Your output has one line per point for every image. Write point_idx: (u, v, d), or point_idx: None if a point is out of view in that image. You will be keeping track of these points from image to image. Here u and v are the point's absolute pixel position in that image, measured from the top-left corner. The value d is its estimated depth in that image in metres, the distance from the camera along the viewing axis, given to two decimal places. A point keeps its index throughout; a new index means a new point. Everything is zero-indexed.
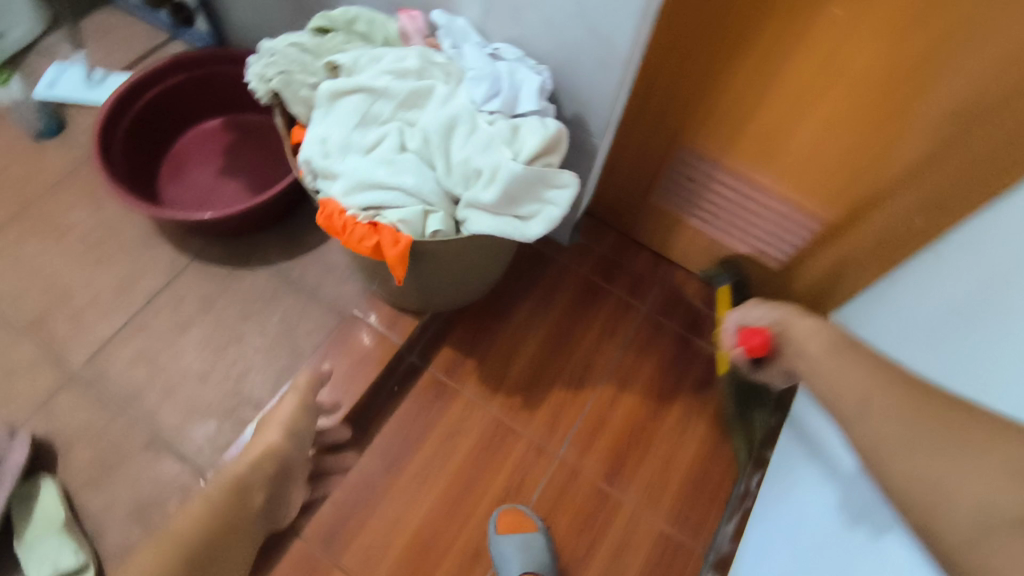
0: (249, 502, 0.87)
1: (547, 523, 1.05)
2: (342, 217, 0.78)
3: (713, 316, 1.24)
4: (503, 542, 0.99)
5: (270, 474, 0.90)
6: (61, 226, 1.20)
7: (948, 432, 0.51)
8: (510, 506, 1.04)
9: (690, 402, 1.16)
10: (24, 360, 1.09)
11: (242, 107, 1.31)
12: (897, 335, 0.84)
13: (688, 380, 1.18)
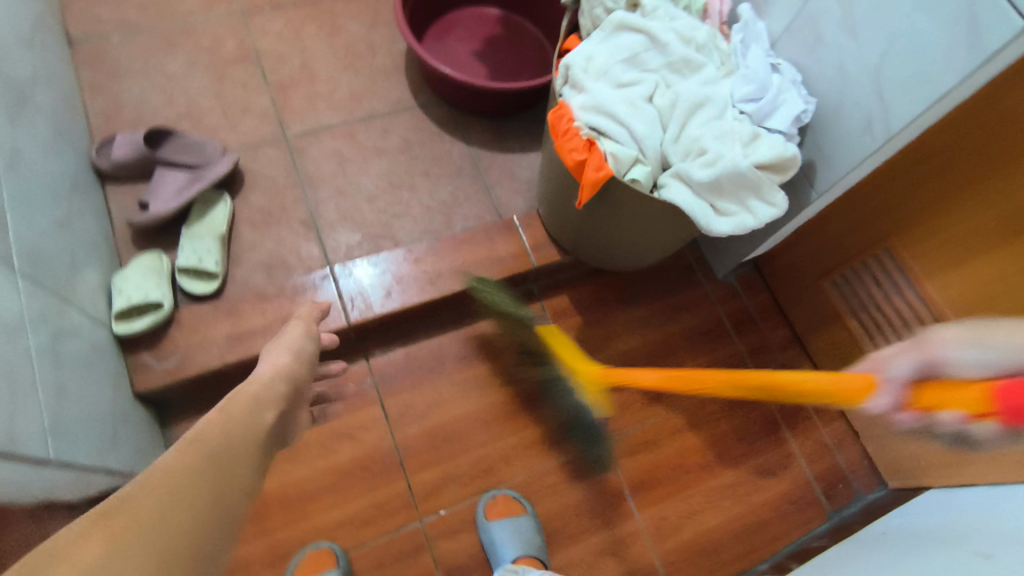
0: (262, 419, 0.66)
1: (558, 488, 1.08)
2: (568, 124, 0.84)
3: (812, 420, 1.19)
4: (494, 527, 1.00)
5: (284, 394, 0.73)
6: (340, 25, 1.37)
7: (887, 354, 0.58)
8: (500, 492, 1.05)
9: (743, 477, 1.14)
10: (257, 105, 1.26)
11: (520, 11, 1.42)
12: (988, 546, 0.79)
13: (753, 458, 1.15)
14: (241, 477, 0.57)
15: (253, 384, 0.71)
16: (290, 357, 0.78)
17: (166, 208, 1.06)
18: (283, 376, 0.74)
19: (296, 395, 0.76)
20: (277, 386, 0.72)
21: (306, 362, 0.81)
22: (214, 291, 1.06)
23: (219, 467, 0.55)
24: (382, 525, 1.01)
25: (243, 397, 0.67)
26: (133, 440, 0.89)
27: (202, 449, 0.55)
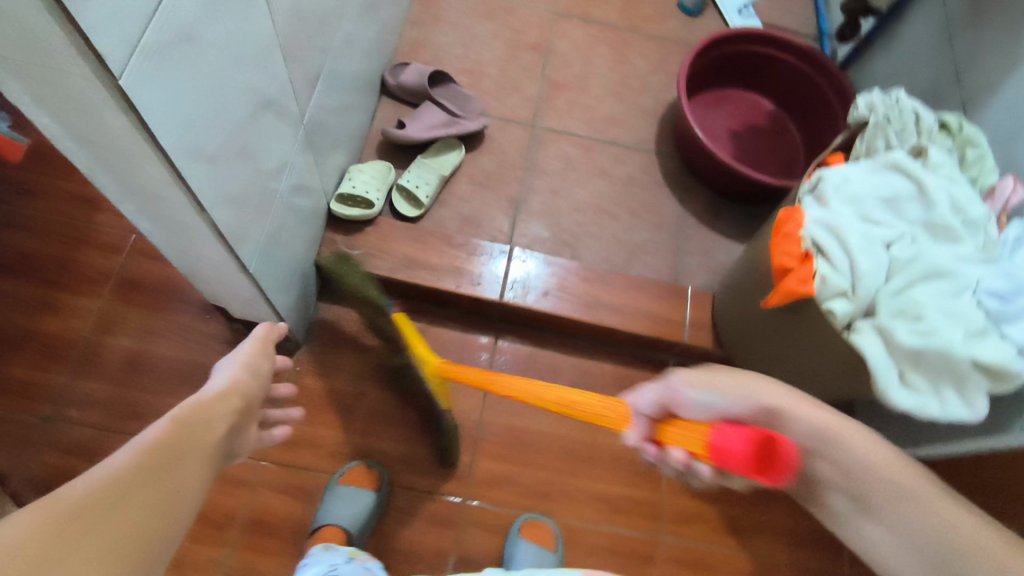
0: (211, 434, 0.60)
1: (593, 551, 1.05)
2: (793, 229, 0.84)
3: None
4: (520, 546, 1.00)
5: (237, 411, 0.65)
6: (627, 58, 1.46)
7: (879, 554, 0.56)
8: (543, 519, 1.05)
9: None
10: (525, 90, 1.38)
11: (794, 115, 1.41)
12: None
13: None
14: (179, 496, 0.52)
15: (202, 397, 0.63)
16: (247, 372, 0.71)
17: (416, 133, 1.21)
18: (238, 391, 0.67)
19: (248, 411, 0.69)
20: (232, 398, 0.66)
21: (261, 379, 0.72)
22: (414, 216, 1.19)
23: (155, 485, 0.51)
24: (433, 482, 1.06)
25: (195, 407, 0.61)
26: (296, 294, 1.02)
27: (140, 467, 0.51)
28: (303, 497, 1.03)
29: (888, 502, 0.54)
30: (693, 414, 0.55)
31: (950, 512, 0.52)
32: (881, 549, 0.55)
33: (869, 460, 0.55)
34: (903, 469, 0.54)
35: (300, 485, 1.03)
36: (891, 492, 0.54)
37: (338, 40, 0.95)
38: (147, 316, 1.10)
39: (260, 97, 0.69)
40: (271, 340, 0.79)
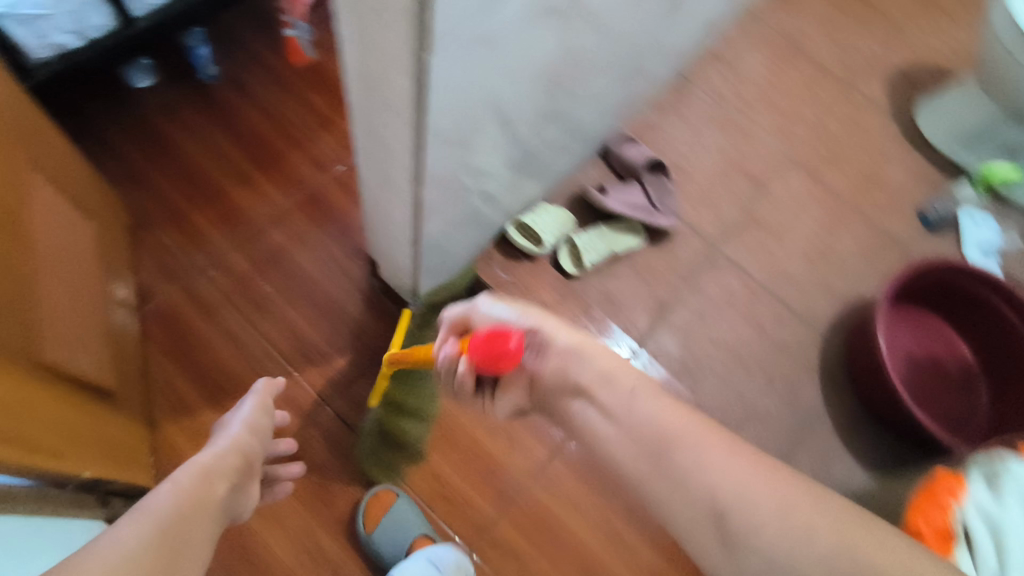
0: (212, 490, 0.66)
1: None
2: (948, 501, 0.73)
3: None
4: None
5: (235, 469, 0.72)
6: (840, 232, 1.38)
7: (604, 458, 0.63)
8: None
9: None
10: (726, 213, 1.36)
11: (993, 380, 1.25)
12: None
13: None
14: (193, 549, 0.58)
15: (202, 459, 0.70)
16: (245, 434, 0.79)
17: (610, 202, 1.22)
18: (236, 450, 0.75)
19: (248, 468, 0.76)
20: (229, 457, 0.73)
21: (257, 441, 0.80)
22: (572, 273, 1.20)
23: (173, 536, 0.56)
24: (450, 513, 1.04)
25: (200, 468, 0.68)
26: (438, 282, 1.05)
27: (164, 521, 0.57)
28: (340, 458, 1.05)
29: (613, 413, 0.63)
30: (483, 322, 0.73)
31: (650, 402, 0.62)
32: (611, 451, 0.62)
33: (581, 380, 0.67)
34: (638, 378, 0.65)
35: (343, 444, 1.06)
36: (615, 407, 0.64)
37: (593, 93, 0.99)
38: (311, 231, 1.18)
39: (509, 109, 0.73)
40: (267, 407, 0.87)
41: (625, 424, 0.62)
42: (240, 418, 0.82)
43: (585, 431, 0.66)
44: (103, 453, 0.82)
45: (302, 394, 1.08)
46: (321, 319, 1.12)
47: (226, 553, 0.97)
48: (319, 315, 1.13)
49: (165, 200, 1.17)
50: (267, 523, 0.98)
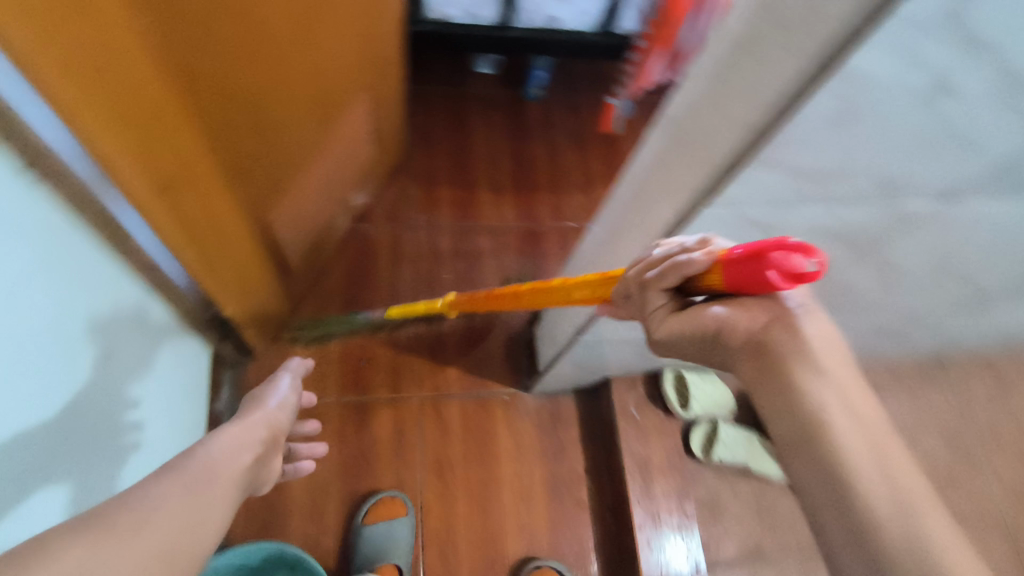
0: (241, 460, 0.54)
1: None
2: None
3: None
4: None
5: (261, 440, 0.61)
6: None
7: (815, 453, 0.40)
8: None
9: None
10: None
11: None
12: None
13: None
14: (216, 513, 0.46)
15: (230, 427, 0.59)
16: (276, 407, 0.69)
17: None
18: (267, 424, 0.65)
19: (273, 444, 0.65)
20: (257, 428, 0.62)
21: (283, 419, 0.69)
22: (693, 452, 1.06)
23: (199, 497, 0.45)
24: (434, 575, 0.99)
25: (226, 435, 0.57)
26: (575, 375, 1.03)
27: (189, 482, 0.46)
28: (392, 445, 1.05)
29: (860, 419, 0.41)
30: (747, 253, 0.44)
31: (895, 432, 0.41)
32: (836, 451, 0.40)
33: (824, 362, 0.41)
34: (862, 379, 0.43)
35: (403, 436, 1.05)
36: (863, 419, 0.41)
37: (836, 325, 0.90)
38: (510, 260, 1.24)
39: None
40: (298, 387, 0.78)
41: (877, 446, 0.40)
42: (267, 387, 0.73)
43: (790, 435, 0.42)
44: (249, 311, 0.92)
45: (406, 371, 1.09)
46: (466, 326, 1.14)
47: None
48: (468, 321, 1.15)
49: (432, 161, 1.30)
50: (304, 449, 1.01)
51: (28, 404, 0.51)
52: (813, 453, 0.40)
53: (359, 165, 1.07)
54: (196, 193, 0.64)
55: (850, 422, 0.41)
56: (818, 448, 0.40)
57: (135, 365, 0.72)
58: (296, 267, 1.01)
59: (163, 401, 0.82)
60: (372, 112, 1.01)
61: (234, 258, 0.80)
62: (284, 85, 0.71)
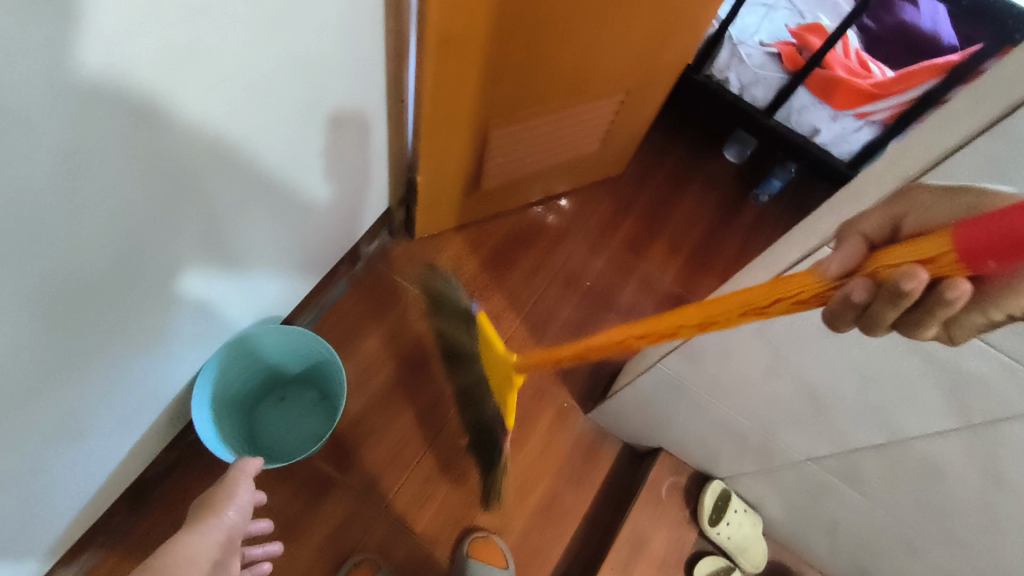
0: None
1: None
2: None
3: None
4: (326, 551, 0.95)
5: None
6: None
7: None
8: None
9: None
10: None
11: None
12: None
13: None
14: None
15: (173, 546, 0.63)
16: (234, 514, 0.69)
17: None
18: (222, 545, 0.67)
19: (233, 549, 0.70)
20: (209, 551, 0.64)
21: (236, 533, 0.70)
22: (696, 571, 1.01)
23: None
24: (410, 488, 1.02)
25: (168, 552, 0.62)
26: (635, 420, 1.01)
27: None
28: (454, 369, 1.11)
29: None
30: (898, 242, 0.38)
31: None
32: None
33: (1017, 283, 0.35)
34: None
35: None
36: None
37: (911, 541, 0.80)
38: (651, 301, 1.23)
39: (823, 395, 0.65)
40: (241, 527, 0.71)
41: None
42: (212, 531, 0.66)
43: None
44: (437, 197, 1.05)
45: (505, 324, 1.16)
46: (575, 326, 1.18)
47: (362, 294, 1.12)
48: (579, 324, 1.18)
49: (641, 187, 1.34)
50: (392, 321, 1.11)
51: (289, 119, 0.67)
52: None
53: (585, 147, 1.15)
54: (459, 62, 0.76)
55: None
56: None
57: (344, 171, 0.85)
58: (490, 193, 1.12)
59: (343, 216, 0.95)
60: (620, 109, 1.08)
61: (452, 146, 0.93)
62: (573, 24, 0.81)
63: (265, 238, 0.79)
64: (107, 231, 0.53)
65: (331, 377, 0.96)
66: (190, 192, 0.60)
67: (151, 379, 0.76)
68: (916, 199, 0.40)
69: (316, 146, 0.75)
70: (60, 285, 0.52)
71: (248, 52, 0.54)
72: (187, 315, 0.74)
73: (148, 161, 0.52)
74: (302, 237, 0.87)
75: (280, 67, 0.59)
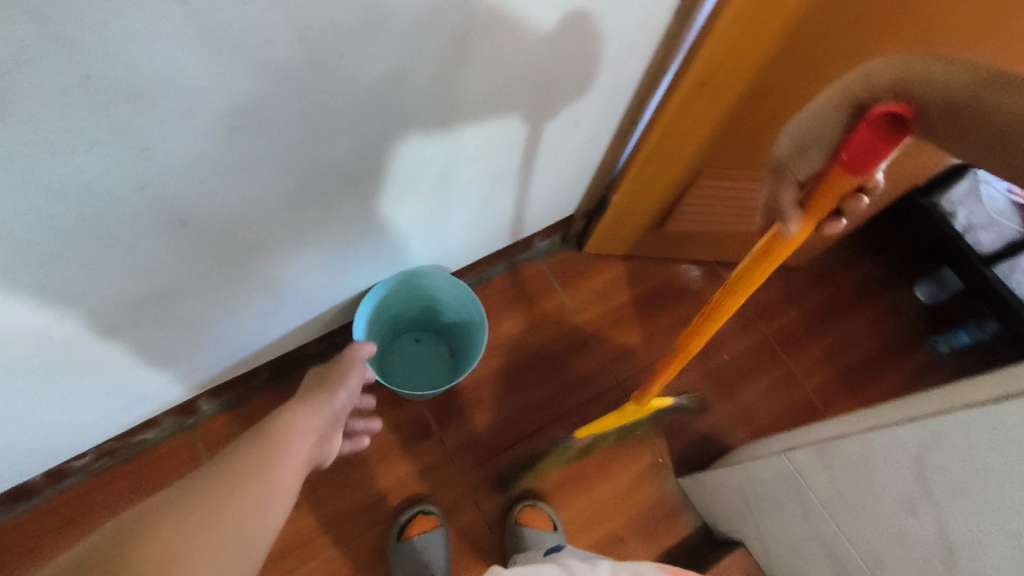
0: (284, 463, 0.52)
1: (335, 534, 0.98)
2: None
3: None
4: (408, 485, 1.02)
5: (316, 429, 0.60)
6: None
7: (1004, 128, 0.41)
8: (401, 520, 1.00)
9: None
10: None
11: None
12: None
13: None
14: (245, 503, 0.46)
15: (285, 409, 0.59)
16: (342, 392, 0.66)
17: None
18: (330, 415, 0.64)
19: (335, 428, 0.66)
20: (318, 420, 0.61)
21: (340, 411, 0.67)
22: None
23: (239, 489, 0.47)
24: (497, 464, 1.06)
25: (283, 412, 0.58)
26: (731, 504, 0.98)
27: (193, 512, 0.43)
28: (574, 377, 1.14)
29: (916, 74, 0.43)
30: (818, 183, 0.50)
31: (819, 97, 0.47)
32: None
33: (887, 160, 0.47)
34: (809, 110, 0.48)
35: (586, 383, 1.13)
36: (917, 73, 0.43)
37: None
38: (787, 395, 1.19)
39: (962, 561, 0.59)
40: (343, 411, 0.68)
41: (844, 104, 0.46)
42: (324, 400, 0.64)
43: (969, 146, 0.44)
44: (622, 223, 1.10)
45: (636, 357, 1.17)
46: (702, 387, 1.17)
47: (519, 277, 1.19)
48: (706, 386, 1.18)
49: (817, 288, 1.29)
50: (536, 311, 1.17)
51: (548, 104, 0.76)
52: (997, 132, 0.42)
53: None
54: (704, 103, 0.80)
55: (893, 75, 0.43)
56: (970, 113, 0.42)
57: (558, 165, 0.92)
58: (669, 237, 1.15)
59: (537, 205, 1.02)
60: None
61: (657, 182, 0.98)
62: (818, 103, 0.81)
63: (480, 198, 0.89)
64: (385, 129, 0.63)
65: (468, 342, 1.02)
66: (449, 130, 0.69)
67: (340, 273, 0.86)
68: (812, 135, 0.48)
69: (550, 134, 0.83)
70: (331, 157, 0.63)
71: (547, 28, 0.62)
72: (395, 232, 0.85)
73: (438, 90, 0.62)
74: (504, 208, 0.96)
75: (562, 51, 0.67)
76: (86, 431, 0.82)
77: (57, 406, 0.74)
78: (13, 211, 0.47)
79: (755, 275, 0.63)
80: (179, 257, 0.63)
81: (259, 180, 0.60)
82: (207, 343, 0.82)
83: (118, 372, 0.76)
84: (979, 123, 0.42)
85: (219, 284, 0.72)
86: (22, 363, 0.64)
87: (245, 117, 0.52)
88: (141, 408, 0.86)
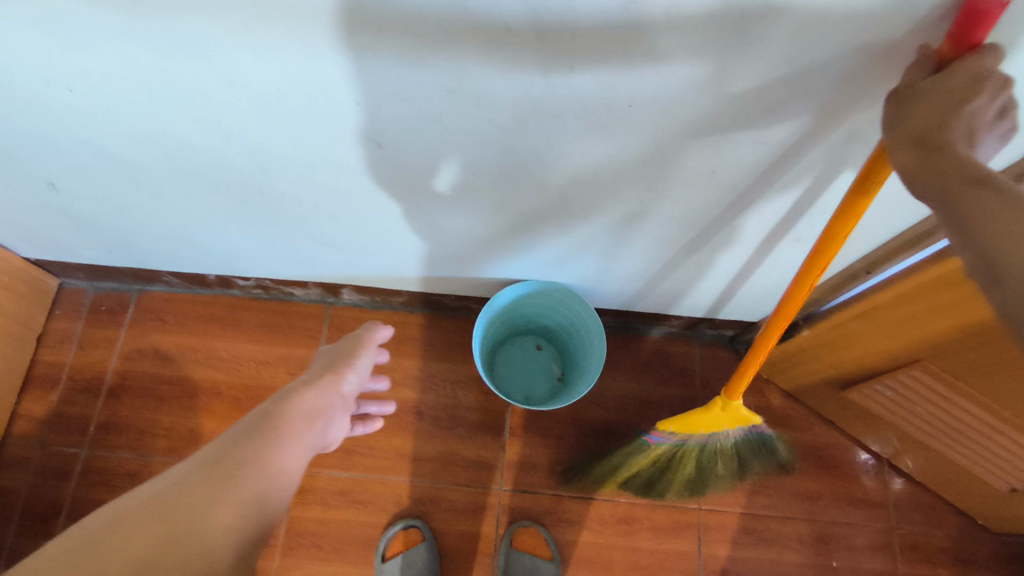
0: (271, 464, 0.60)
1: (374, 461, 1.01)
2: None
3: (58, 389, 1.00)
4: (455, 463, 1.01)
5: (317, 418, 0.68)
6: None
7: (979, 214, 0.38)
8: (430, 487, 1.00)
9: (179, 381, 1.01)
10: None
11: None
12: (70, 193, 0.75)
13: (151, 391, 1.00)
14: (217, 514, 0.54)
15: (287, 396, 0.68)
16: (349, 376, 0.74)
17: None
18: (335, 395, 0.72)
19: (344, 407, 0.75)
20: (318, 406, 0.69)
21: (352, 388, 0.76)
22: None
23: (215, 498, 0.55)
24: (542, 500, 1.01)
25: (284, 402, 0.67)
26: None
27: (164, 525, 0.52)
28: None
29: (950, 149, 0.40)
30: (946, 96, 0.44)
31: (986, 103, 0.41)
32: (1007, 247, 0.37)
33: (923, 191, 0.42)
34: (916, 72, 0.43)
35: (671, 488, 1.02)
36: (953, 154, 0.40)
37: None
38: None
39: None
40: (355, 391, 0.77)
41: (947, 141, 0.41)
42: (326, 387, 0.71)
43: (942, 217, 0.40)
44: (806, 362, 0.96)
45: (738, 498, 1.02)
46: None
47: (670, 349, 1.09)
48: None
49: (1002, 571, 1.00)
50: (666, 389, 1.07)
51: (788, 205, 0.66)
52: (961, 227, 0.39)
53: (990, 478, 0.88)
54: (960, 291, 0.64)
55: (927, 161, 0.41)
56: (966, 203, 0.39)
57: (761, 266, 0.82)
58: (853, 407, 0.97)
59: (720, 293, 0.93)
60: None
61: (867, 344, 0.82)
62: None
63: (669, 259, 0.82)
64: (595, 153, 0.59)
65: (580, 378, 0.97)
66: (657, 183, 0.64)
67: (499, 260, 0.86)
68: (976, 73, 0.39)
69: (768, 231, 0.73)
70: (525, 153, 0.60)
71: (815, 132, 0.52)
72: (567, 251, 0.82)
73: (660, 141, 0.56)
74: (693, 280, 0.89)
75: (821, 157, 0.57)
76: (266, 269, 0.95)
77: (262, 245, 0.86)
78: (258, 75, 0.52)
79: (790, 297, 0.67)
80: (367, 172, 0.66)
81: (460, 146, 0.60)
82: (387, 259, 0.89)
83: (290, 237, 0.83)
84: (952, 207, 0.39)
85: (410, 219, 0.76)
86: (236, 199, 0.74)
87: (466, 86, 0.51)
88: (306, 274, 0.97)
